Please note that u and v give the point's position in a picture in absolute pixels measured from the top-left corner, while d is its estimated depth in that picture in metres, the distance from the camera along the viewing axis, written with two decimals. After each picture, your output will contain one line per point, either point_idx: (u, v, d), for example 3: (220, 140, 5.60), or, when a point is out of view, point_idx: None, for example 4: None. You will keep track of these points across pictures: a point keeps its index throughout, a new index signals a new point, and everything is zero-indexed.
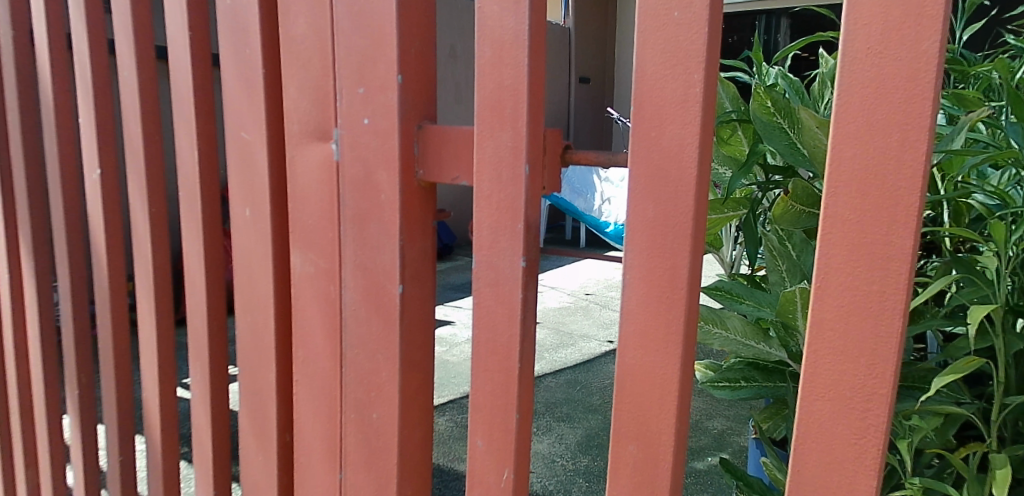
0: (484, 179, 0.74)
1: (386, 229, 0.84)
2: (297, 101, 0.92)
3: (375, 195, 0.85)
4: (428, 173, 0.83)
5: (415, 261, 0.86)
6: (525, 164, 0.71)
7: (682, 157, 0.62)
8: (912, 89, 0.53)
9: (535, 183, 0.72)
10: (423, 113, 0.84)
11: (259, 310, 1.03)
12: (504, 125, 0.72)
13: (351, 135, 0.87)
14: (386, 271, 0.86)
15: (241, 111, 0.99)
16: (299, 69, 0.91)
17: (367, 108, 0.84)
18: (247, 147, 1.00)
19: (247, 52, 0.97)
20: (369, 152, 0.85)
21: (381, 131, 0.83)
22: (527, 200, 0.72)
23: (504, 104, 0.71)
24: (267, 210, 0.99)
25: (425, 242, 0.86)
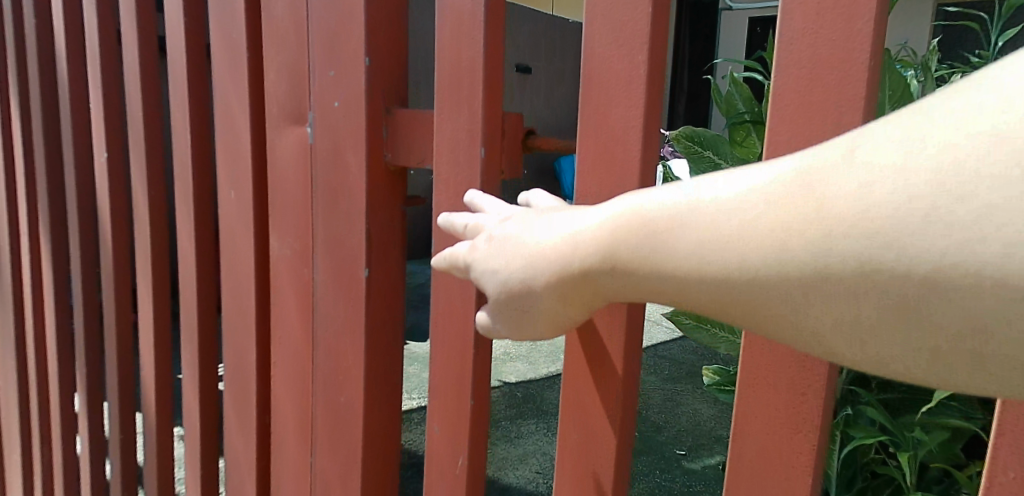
0: (442, 162, 0.75)
1: (356, 208, 0.86)
2: (275, 82, 0.94)
3: (345, 177, 0.86)
4: (396, 156, 0.84)
5: (383, 245, 0.87)
6: (481, 144, 0.71)
7: (625, 140, 0.62)
8: (846, 70, 0.52)
9: (493, 164, 0.73)
10: (393, 95, 0.85)
11: (242, 289, 1.05)
12: (461, 107, 0.72)
13: (323, 117, 0.88)
14: (354, 251, 0.87)
15: (228, 92, 1.01)
16: (277, 52, 0.93)
17: (338, 90, 0.86)
18: (231, 128, 1.02)
19: (233, 35, 0.99)
20: (340, 134, 0.86)
21: (350, 111, 0.85)
22: (484, 182, 0.72)
23: (462, 84, 0.72)
24: (249, 191, 1.01)
25: (392, 226, 0.87)
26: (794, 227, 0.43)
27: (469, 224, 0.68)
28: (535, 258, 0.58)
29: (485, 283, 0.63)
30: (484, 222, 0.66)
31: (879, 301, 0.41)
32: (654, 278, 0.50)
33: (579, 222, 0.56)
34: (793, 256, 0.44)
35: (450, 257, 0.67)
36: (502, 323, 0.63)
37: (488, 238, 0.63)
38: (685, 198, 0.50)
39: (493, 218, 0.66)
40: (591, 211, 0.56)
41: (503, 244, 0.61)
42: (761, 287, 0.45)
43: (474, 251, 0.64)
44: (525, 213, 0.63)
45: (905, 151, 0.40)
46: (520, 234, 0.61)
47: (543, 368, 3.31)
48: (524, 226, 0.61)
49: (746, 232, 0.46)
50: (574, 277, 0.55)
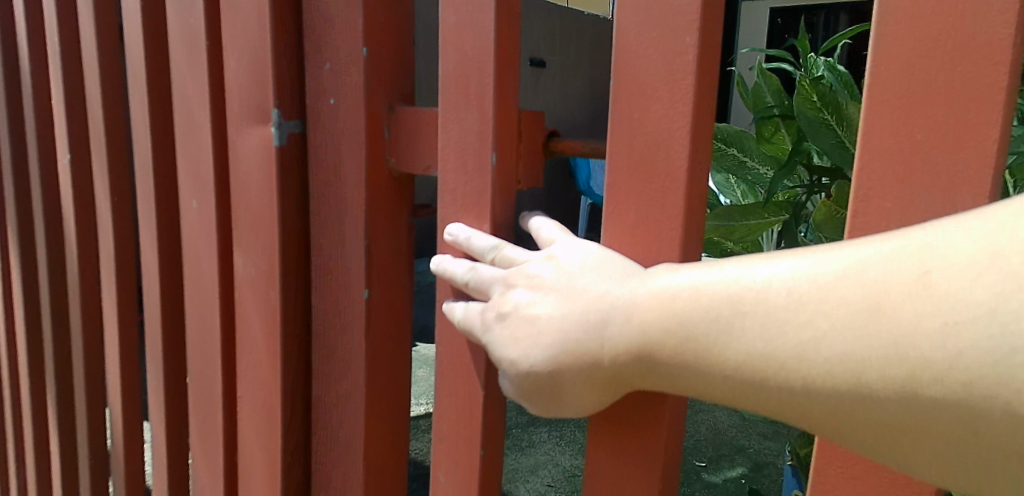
0: (449, 168, 0.68)
1: (353, 220, 0.74)
2: (237, 76, 0.80)
3: (340, 185, 0.75)
4: (400, 161, 0.73)
5: (384, 265, 0.76)
6: (492, 151, 0.65)
7: (669, 142, 0.56)
8: (976, 47, 0.43)
9: (506, 172, 0.66)
10: (395, 91, 0.74)
11: (205, 313, 0.92)
12: (470, 104, 0.66)
13: (316, 116, 0.77)
14: (351, 270, 0.75)
15: (186, 86, 0.87)
16: (239, 39, 0.79)
17: (333, 85, 0.74)
18: (191, 127, 0.88)
19: (191, 19, 0.85)
20: (335, 135, 0.75)
21: (346, 110, 0.73)
22: (496, 193, 0.66)
23: (470, 78, 0.65)
24: (210, 201, 0.87)
25: (397, 241, 0.76)
26: (870, 357, 0.42)
27: (463, 274, 0.66)
28: (563, 343, 0.56)
29: (506, 365, 0.60)
30: (485, 280, 0.64)
31: (948, 436, 0.41)
32: (707, 383, 0.50)
33: (613, 304, 0.54)
34: (869, 387, 0.43)
35: (466, 320, 0.65)
36: (529, 399, 0.61)
37: (499, 312, 0.61)
38: (736, 303, 0.48)
39: (492, 274, 0.64)
40: (619, 292, 0.54)
41: (518, 321, 0.59)
42: (823, 404, 0.45)
43: (488, 326, 0.62)
44: (531, 274, 0.60)
45: (990, 289, 0.38)
46: (538, 313, 0.58)
47: None
48: (541, 299, 0.58)
49: (813, 356, 0.44)
50: (614, 369, 0.54)
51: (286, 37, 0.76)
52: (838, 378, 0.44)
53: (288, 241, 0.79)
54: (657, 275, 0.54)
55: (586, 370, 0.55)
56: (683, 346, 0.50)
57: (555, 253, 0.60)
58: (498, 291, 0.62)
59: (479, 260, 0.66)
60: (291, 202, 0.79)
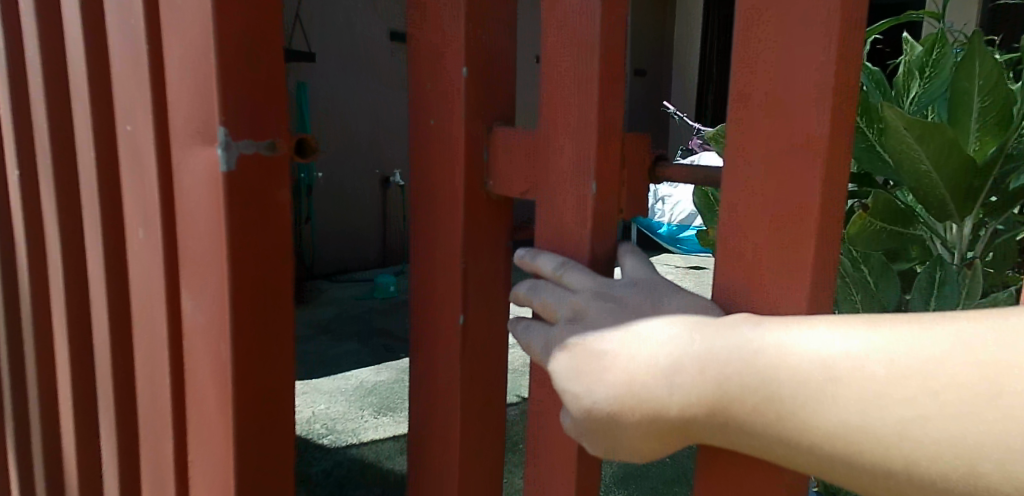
0: (544, 192, 0.67)
1: (450, 238, 0.75)
2: (181, 89, 0.67)
3: (439, 202, 0.76)
4: (496, 183, 0.73)
5: (478, 287, 0.76)
6: (592, 181, 0.63)
7: (791, 171, 0.53)
8: None
9: (607, 201, 0.64)
10: (493, 112, 0.73)
11: (156, 359, 0.78)
12: (567, 129, 0.64)
13: (415, 136, 0.77)
14: (449, 292, 0.76)
15: (128, 96, 0.74)
16: (182, 44, 0.66)
17: (433, 107, 0.75)
18: (134, 148, 0.75)
19: (130, 17, 0.71)
20: (435, 154, 0.75)
21: (445, 130, 0.74)
22: (594, 218, 0.64)
23: (569, 99, 0.64)
24: (155, 232, 0.74)
25: (495, 264, 0.77)
26: (982, 441, 0.39)
27: (524, 286, 0.65)
28: (633, 386, 0.49)
29: (571, 402, 0.53)
30: (552, 301, 0.61)
31: None
32: (783, 449, 0.45)
33: (685, 350, 0.49)
34: (975, 473, 0.39)
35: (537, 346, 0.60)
36: (586, 445, 0.54)
37: (569, 344, 0.56)
38: (824, 365, 0.44)
39: (561, 297, 0.61)
40: (688, 338, 0.49)
41: (591, 354, 0.53)
42: (917, 485, 0.41)
43: (560, 357, 0.56)
44: (611, 308, 0.56)
45: None
46: (612, 348, 0.52)
47: None
48: (612, 336, 0.53)
49: (917, 434, 0.41)
50: (685, 420, 0.48)
51: (247, 43, 0.63)
52: (942, 461, 0.40)
53: (245, 281, 0.67)
54: (729, 323, 0.49)
55: (646, 414, 0.49)
56: (764, 406, 0.45)
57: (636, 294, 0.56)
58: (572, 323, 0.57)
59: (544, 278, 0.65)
60: (253, 235, 0.67)
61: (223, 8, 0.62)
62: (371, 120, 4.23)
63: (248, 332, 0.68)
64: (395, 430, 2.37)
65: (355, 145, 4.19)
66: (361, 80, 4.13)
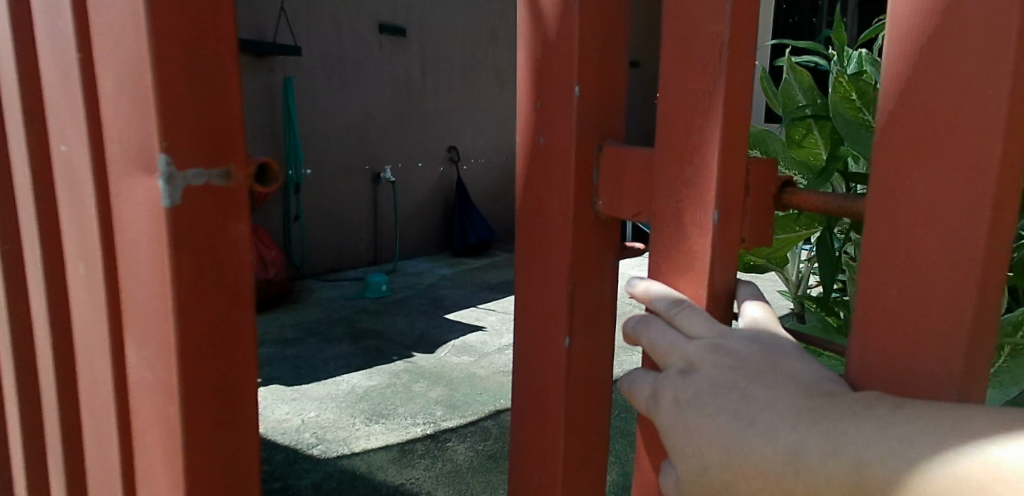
0: (662, 218, 0.58)
1: (554, 267, 0.66)
2: (116, 110, 0.57)
3: (547, 227, 0.67)
4: (609, 204, 0.63)
5: (588, 309, 0.66)
6: (715, 210, 0.54)
7: (962, 206, 0.44)
8: None
9: (730, 233, 0.55)
10: (610, 127, 0.64)
11: (103, 419, 0.67)
12: (689, 152, 0.55)
13: (528, 154, 0.69)
14: (550, 318, 0.67)
15: (60, 113, 0.62)
16: (115, 58, 0.55)
17: (544, 124, 0.66)
18: (67, 176, 0.64)
19: (56, 20, 0.59)
20: (544, 176, 0.67)
21: (552, 149, 0.65)
22: (715, 253, 0.55)
23: (694, 116, 0.55)
24: (97, 274, 0.62)
25: (602, 290, 0.67)
26: None
27: (632, 321, 0.58)
28: (744, 456, 0.45)
29: (677, 462, 0.49)
30: (661, 346, 0.53)
31: None
32: None
33: (812, 430, 0.43)
34: None
35: (638, 387, 0.54)
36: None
37: (676, 398, 0.50)
38: (978, 464, 0.37)
39: (672, 341, 0.53)
40: (814, 417, 0.43)
41: (700, 415, 0.47)
42: None
43: (661, 408, 0.51)
44: (729, 365, 0.49)
45: None
46: (723, 410, 0.47)
47: None
48: (724, 398, 0.47)
49: None
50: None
51: (191, 57, 0.53)
52: None
53: (193, 335, 0.57)
54: (867, 405, 0.43)
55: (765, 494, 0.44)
56: None
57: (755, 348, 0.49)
58: (677, 371, 0.51)
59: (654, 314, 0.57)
60: (204, 280, 0.57)
61: (161, 16, 0.52)
62: (362, 115, 4.12)
63: (198, 393, 0.58)
64: (387, 440, 2.28)
65: (345, 142, 4.07)
66: (349, 74, 4.00)
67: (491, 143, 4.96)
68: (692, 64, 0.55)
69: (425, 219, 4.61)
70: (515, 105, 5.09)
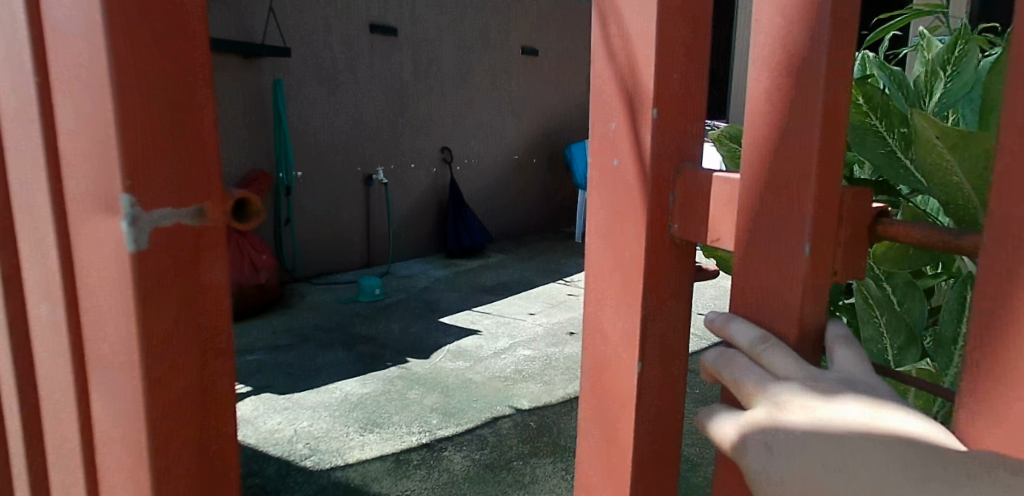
0: (746, 246, 0.54)
1: (626, 293, 0.63)
2: (75, 137, 0.51)
3: (620, 252, 0.63)
4: (685, 229, 0.59)
5: (663, 337, 0.63)
6: (808, 242, 0.50)
7: None
8: None
9: (822, 265, 0.51)
10: (686, 148, 0.60)
11: (70, 473, 0.61)
12: (776, 177, 0.52)
13: (599, 177, 0.65)
14: (622, 345, 0.64)
15: (14, 139, 0.56)
16: (72, 81, 0.50)
17: (615, 144, 0.63)
18: (24, 206, 0.58)
19: (8, 37, 0.53)
20: (616, 199, 0.63)
21: (625, 172, 0.62)
22: (809, 289, 0.51)
23: (782, 140, 0.51)
24: (59, 318, 0.56)
25: (677, 318, 0.63)
26: None
27: (712, 354, 0.53)
28: None
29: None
30: (745, 382, 0.49)
31: None
32: None
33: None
34: None
35: (721, 426, 0.49)
36: None
37: (763, 436, 0.45)
38: None
39: (760, 378, 0.48)
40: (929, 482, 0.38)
41: (790, 460, 0.43)
42: None
43: (747, 453, 0.46)
44: (825, 409, 0.43)
45: None
46: (821, 465, 0.41)
47: (559, 388, 2.68)
48: (823, 449, 0.42)
49: None
50: None
51: (157, 83, 0.48)
52: None
53: (162, 389, 0.52)
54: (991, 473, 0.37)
55: None
56: None
57: (857, 397, 0.44)
58: (766, 413, 0.46)
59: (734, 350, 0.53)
60: (176, 330, 0.52)
61: (120, 40, 0.47)
62: (353, 116, 4.05)
63: (172, 450, 0.53)
64: (382, 450, 2.22)
65: (337, 143, 4.01)
66: (340, 74, 3.94)
67: (485, 142, 4.90)
68: (780, 83, 0.51)
69: (418, 221, 4.55)
70: (508, 105, 5.03)
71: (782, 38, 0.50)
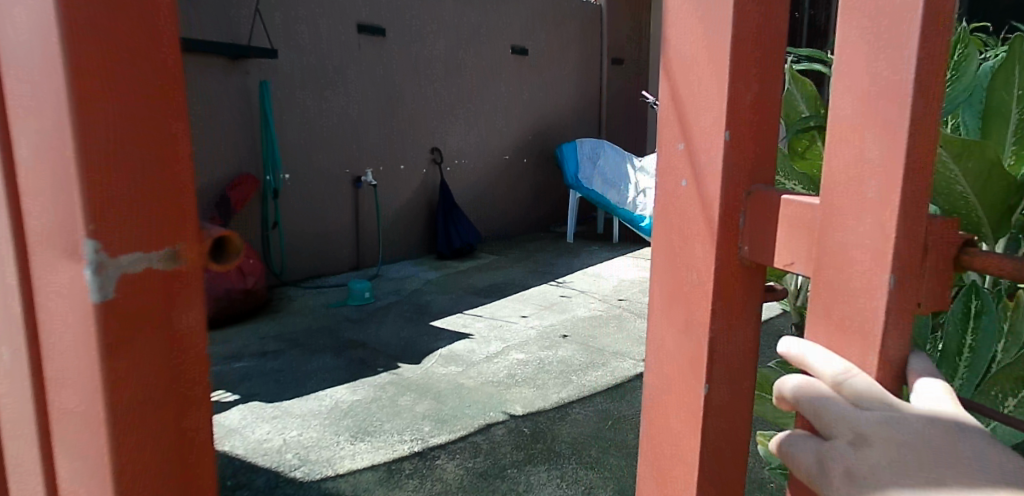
0: (826, 272, 0.54)
1: (690, 314, 0.62)
2: (33, 171, 0.47)
3: (685, 274, 0.63)
4: (754, 251, 0.59)
5: (730, 360, 0.62)
6: (891, 272, 0.50)
7: None
8: None
9: (908, 298, 0.51)
10: (759, 169, 0.59)
11: None
12: (864, 206, 0.51)
13: (666, 195, 0.65)
14: (687, 366, 0.63)
15: None
16: (30, 112, 0.47)
17: (684, 163, 0.62)
18: None
19: None
20: (681, 219, 0.63)
21: (695, 191, 0.61)
22: (893, 320, 0.51)
23: (870, 166, 0.51)
24: (17, 364, 0.52)
25: (742, 342, 0.62)
26: None
27: (786, 378, 0.54)
28: None
29: None
30: (825, 410, 0.49)
31: None
32: None
33: None
34: None
35: (803, 453, 0.50)
36: None
37: (849, 470, 0.47)
38: None
39: (842, 408, 0.49)
40: None
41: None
42: None
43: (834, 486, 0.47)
44: (918, 450, 0.45)
45: None
46: None
47: (553, 394, 2.63)
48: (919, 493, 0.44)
49: None
50: None
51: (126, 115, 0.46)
52: None
53: (138, 453, 0.48)
54: None
55: None
56: None
57: (965, 461, 0.44)
58: (852, 448, 0.47)
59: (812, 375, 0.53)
60: (153, 388, 0.48)
61: (82, 68, 0.44)
62: (342, 117, 4.00)
63: None
64: (373, 460, 2.17)
65: (325, 144, 3.95)
66: (326, 74, 3.87)
67: (474, 143, 4.85)
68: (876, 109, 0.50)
69: (408, 222, 4.49)
70: (499, 105, 4.99)
71: (875, 63, 0.50)
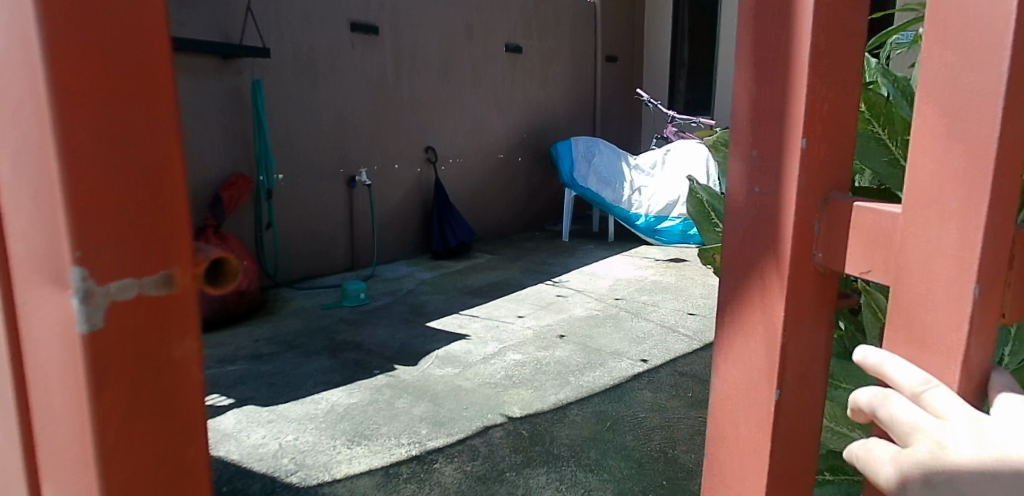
0: (902, 279, 0.57)
1: (761, 319, 0.65)
2: (16, 194, 0.45)
3: (756, 281, 0.65)
4: (829, 258, 0.62)
5: (801, 361, 0.65)
6: (976, 282, 0.54)
7: None
8: None
9: (991, 304, 0.54)
10: (836, 180, 0.62)
11: None
12: (946, 217, 0.55)
13: (741, 202, 0.67)
14: (760, 369, 0.66)
15: None
16: (9, 133, 0.44)
17: (760, 173, 0.65)
18: None
19: None
20: (750, 226, 0.66)
21: (771, 202, 0.64)
22: (976, 327, 0.54)
23: (951, 179, 0.54)
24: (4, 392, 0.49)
25: (813, 345, 0.65)
26: None
27: (866, 390, 0.58)
28: None
29: None
30: (904, 423, 0.54)
31: None
32: None
33: None
34: None
35: (884, 461, 0.55)
36: None
37: (928, 477, 0.51)
38: None
39: (920, 420, 0.53)
40: None
41: None
42: None
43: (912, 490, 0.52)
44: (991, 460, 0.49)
45: None
46: None
47: (551, 395, 2.60)
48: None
49: None
50: None
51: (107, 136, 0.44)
52: None
53: (127, 490, 0.47)
54: None
55: None
56: None
57: None
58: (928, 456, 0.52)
59: (893, 388, 0.57)
60: (145, 424, 0.47)
61: (64, 89, 0.43)
62: (337, 116, 3.96)
63: None
64: (371, 464, 2.14)
65: (319, 144, 3.91)
66: (319, 72, 3.83)
67: (467, 141, 4.81)
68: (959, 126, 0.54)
69: (403, 222, 4.46)
70: (494, 103, 4.96)
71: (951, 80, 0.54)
